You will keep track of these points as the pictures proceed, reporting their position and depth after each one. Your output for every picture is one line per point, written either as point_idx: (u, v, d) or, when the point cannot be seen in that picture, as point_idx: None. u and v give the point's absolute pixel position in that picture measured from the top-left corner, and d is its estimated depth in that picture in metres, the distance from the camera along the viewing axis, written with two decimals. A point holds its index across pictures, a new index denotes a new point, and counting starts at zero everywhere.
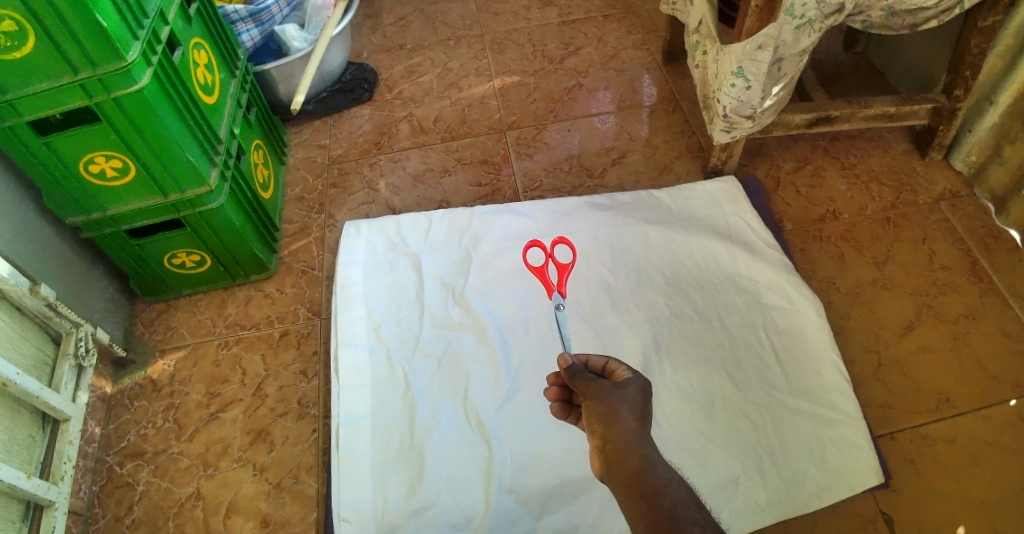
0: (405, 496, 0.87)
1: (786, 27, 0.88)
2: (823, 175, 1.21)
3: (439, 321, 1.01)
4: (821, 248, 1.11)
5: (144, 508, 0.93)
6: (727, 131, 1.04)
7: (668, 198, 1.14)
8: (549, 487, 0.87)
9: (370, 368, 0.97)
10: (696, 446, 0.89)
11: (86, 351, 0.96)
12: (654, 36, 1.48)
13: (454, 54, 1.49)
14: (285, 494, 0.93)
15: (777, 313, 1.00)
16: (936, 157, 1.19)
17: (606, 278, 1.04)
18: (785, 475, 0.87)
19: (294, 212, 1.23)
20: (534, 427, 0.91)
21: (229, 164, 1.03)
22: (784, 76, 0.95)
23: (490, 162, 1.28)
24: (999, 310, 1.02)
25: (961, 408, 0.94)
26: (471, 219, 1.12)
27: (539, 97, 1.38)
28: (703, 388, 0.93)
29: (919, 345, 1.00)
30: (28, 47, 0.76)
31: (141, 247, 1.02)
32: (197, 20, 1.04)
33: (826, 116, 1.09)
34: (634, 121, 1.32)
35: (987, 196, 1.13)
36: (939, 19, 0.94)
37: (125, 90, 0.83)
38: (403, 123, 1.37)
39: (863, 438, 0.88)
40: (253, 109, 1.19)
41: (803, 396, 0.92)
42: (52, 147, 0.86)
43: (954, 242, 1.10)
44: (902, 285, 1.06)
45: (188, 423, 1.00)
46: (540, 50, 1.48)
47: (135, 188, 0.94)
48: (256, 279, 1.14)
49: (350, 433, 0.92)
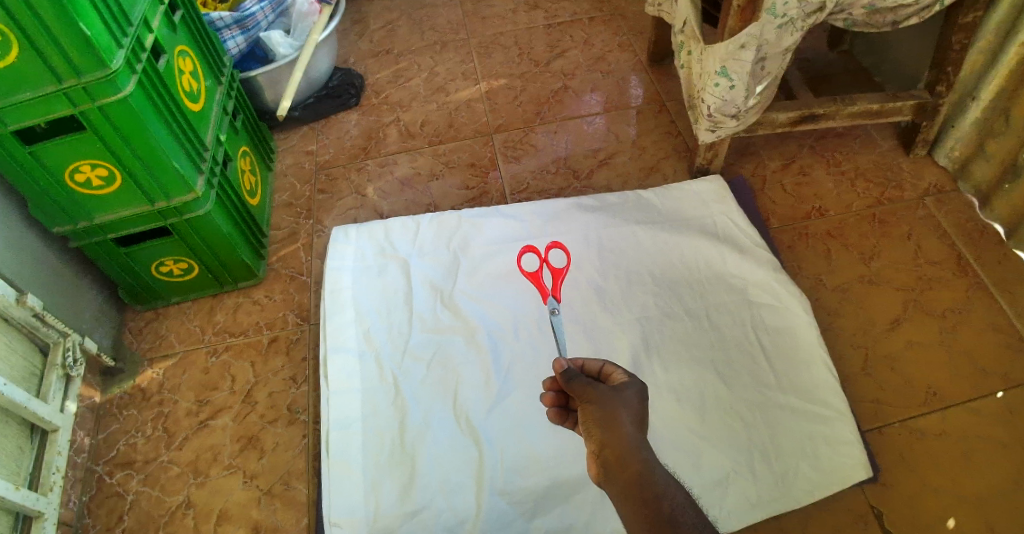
0: (398, 501, 0.87)
1: (768, 26, 0.88)
2: (808, 173, 1.22)
3: (431, 325, 1.01)
4: (808, 245, 1.12)
5: (135, 517, 0.93)
6: (712, 130, 1.05)
7: (655, 198, 1.14)
8: (541, 488, 0.87)
9: (361, 374, 0.97)
10: (688, 445, 0.89)
11: (74, 362, 0.96)
12: (639, 38, 1.48)
13: (441, 58, 1.50)
14: (276, 501, 0.93)
15: (766, 311, 1.00)
16: (921, 153, 1.20)
17: (596, 280, 1.05)
18: (777, 472, 0.87)
19: (283, 218, 1.23)
20: (527, 429, 0.91)
21: (216, 171, 1.03)
22: (767, 75, 0.96)
23: (477, 165, 1.28)
24: (986, 304, 1.02)
25: (949, 402, 0.94)
26: (460, 223, 1.12)
27: (526, 99, 1.39)
28: (694, 388, 0.93)
29: (906, 341, 1.00)
30: (12, 57, 0.76)
31: (129, 255, 1.02)
32: (182, 27, 1.04)
33: (810, 114, 1.10)
34: (621, 122, 1.33)
35: (971, 191, 1.14)
36: (920, 16, 0.95)
37: (111, 98, 0.83)
38: (391, 128, 1.37)
39: (854, 434, 0.89)
40: (240, 116, 1.19)
41: (793, 393, 0.93)
42: (38, 156, 0.86)
43: (940, 237, 1.11)
44: (889, 281, 1.07)
45: (178, 431, 0.99)
46: (527, 53, 1.48)
47: (122, 197, 0.94)
48: (245, 286, 1.14)
49: (342, 438, 0.92)
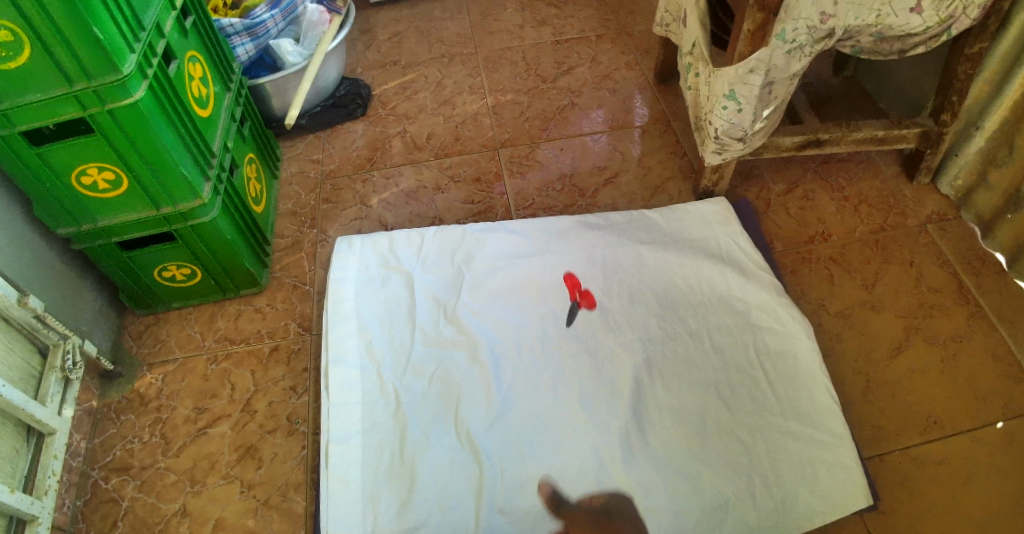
0: (396, 516, 0.87)
1: (777, 52, 0.89)
2: (812, 197, 1.22)
3: (432, 339, 1.01)
4: (811, 269, 1.13)
5: (129, 524, 0.92)
6: (718, 152, 1.05)
7: (660, 218, 1.15)
8: (540, 507, 0.87)
9: (361, 385, 0.97)
10: (688, 467, 0.89)
11: (74, 365, 0.95)
12: (646, 58, 1.49)
13: (448, 71, 1.50)
14: (273, 512, 0.92)
15: (767, 334, 1.00)
16: (924, 181, 1.21)
17: (599, 299, 1.05)
18: (776, 497, 0.87)
19: (287, 227, 1.23)
20: (527, 445, 0.91)
21: (223, 178, 1.03)
22: (774, 99, 0.96)
23: (483, 179, 1.29)
24: (986, 332, 1.03)
25: (949, 429, 0.95)
26: (464, 237, 1.13)
27: (533, 115, 1.39)
28: (695, 410, 0.94)
29: (906, 368, 1.01)
30: (23, 58, 0.76)
31: (132, 259, 1.02)
32: (193, 33, 1.04)
33: (816, 139, 1.11)
34: (626, 141, 1.33)
35: (973, 220, 1.15)
36: (926, 46, 0.95)
37: (121, 102, 0.83)
38: (397, 139, 1.37)
39: (854, 460, 0.89)
40: (248, 123, 1.20)
41: (793, 417, 0.93)
42: (44, 157, 0.86)
43: (942, 264, 1.11)
44: (891, 307, 1.07)
45: (175, 438, 0.99)
46: (534, 68, 1.49)
47: (128, 201, 0.93)
48: (247, 294, 1.13)
49: (341, 450, 0.91)
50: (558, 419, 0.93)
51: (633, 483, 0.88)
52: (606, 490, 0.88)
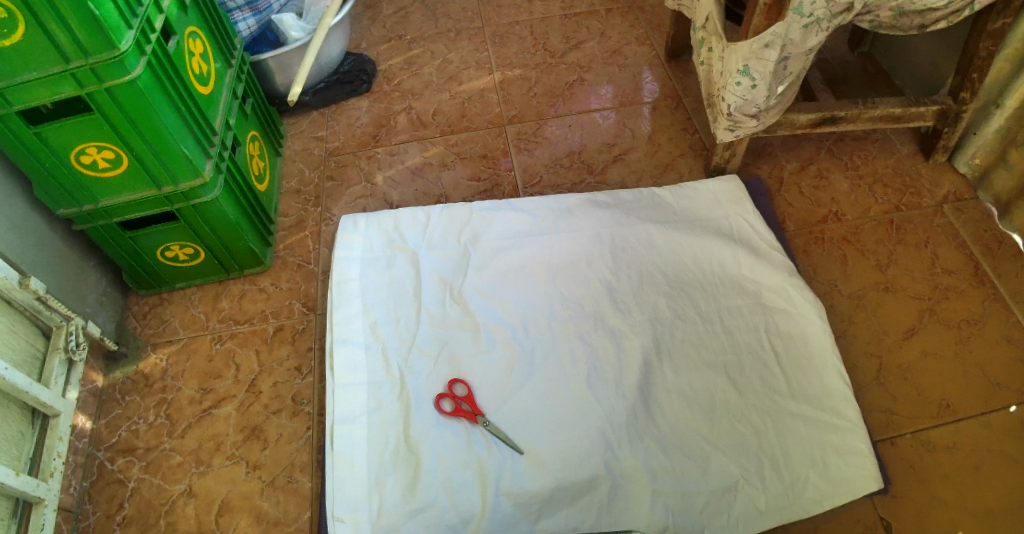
0: (402, 498, 0.86)
1: (794, 26, 0.86)
2: (826, 176, 1.20)
3: (438, 321, 1.00)
4: (823, 250, 1.11)
5: (135, 505, 0.92)
6: (731, 130, 1.03)
7: (670, 197, 1.13)
8: (547, 491, 0.86)
9: (366, 367, 0.96)
10: (697, 451, 0.88)
11: (77, 346, 0.95)
12: (657, 32, 1.46)
13: (454, 46, 1.47)
14: (279, 493, 0.92)
15: (779, 316, 0.98)
16: (940, 160, 1.18)
17: (608, 279, 1.03)
18: (785, 482, 0.86)
19: (291, 206, 1.21)
20: (535, 428, 0.90)
21: (225, 156, 1.02)
22: (789, 75, 0.93)
23: (489, 157, 1.26)
24: (1001, 314, 1.01)
25: (962, 414, 0.93)
26: (470, 216, 1.11)
27: (541, 91, 1.36)
28: (704, 392, 0.93)
29: (919, 351, 0.99)
30: (18, 35, 0.74)
31: (134, 240, 1.00)
32: (192, 8, 1.01)
33: (831, 116, 1.08)
34: (635, 118, 1.30)
35: (990, 200, 1.12)
36: (948, 21, 0.92)
37: (119, 80, 0.81)
38: (402, 115, 1.35)
39: (866, 446, 0.87)
40: (250, 100, 1.17)
41: (804, 401, 0.91)
42: (43, 137, 0.84)
43: (958, 246, 1.09)
44: (904, 289, 1.05)
45: (180, 419, 0.99)
46: (542, 43, 1.46)
47: (128, 180, 0.92)
48: (251, 274, 1.12)
49: (346, 432, 0.91)
50: (564, 401, 0.92)
51: (642, 466, 0.87)
52: (613, 473, 0.87)
